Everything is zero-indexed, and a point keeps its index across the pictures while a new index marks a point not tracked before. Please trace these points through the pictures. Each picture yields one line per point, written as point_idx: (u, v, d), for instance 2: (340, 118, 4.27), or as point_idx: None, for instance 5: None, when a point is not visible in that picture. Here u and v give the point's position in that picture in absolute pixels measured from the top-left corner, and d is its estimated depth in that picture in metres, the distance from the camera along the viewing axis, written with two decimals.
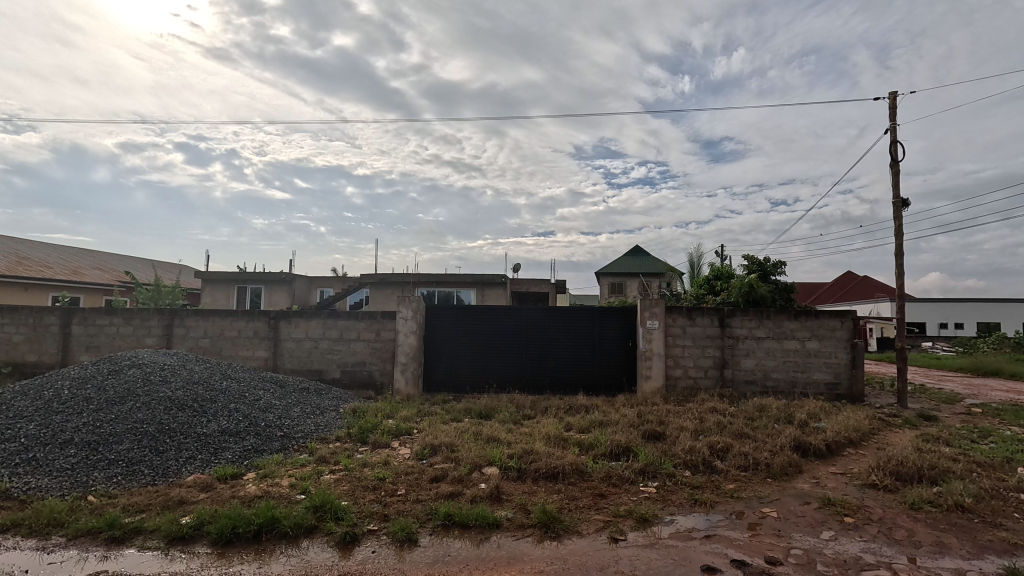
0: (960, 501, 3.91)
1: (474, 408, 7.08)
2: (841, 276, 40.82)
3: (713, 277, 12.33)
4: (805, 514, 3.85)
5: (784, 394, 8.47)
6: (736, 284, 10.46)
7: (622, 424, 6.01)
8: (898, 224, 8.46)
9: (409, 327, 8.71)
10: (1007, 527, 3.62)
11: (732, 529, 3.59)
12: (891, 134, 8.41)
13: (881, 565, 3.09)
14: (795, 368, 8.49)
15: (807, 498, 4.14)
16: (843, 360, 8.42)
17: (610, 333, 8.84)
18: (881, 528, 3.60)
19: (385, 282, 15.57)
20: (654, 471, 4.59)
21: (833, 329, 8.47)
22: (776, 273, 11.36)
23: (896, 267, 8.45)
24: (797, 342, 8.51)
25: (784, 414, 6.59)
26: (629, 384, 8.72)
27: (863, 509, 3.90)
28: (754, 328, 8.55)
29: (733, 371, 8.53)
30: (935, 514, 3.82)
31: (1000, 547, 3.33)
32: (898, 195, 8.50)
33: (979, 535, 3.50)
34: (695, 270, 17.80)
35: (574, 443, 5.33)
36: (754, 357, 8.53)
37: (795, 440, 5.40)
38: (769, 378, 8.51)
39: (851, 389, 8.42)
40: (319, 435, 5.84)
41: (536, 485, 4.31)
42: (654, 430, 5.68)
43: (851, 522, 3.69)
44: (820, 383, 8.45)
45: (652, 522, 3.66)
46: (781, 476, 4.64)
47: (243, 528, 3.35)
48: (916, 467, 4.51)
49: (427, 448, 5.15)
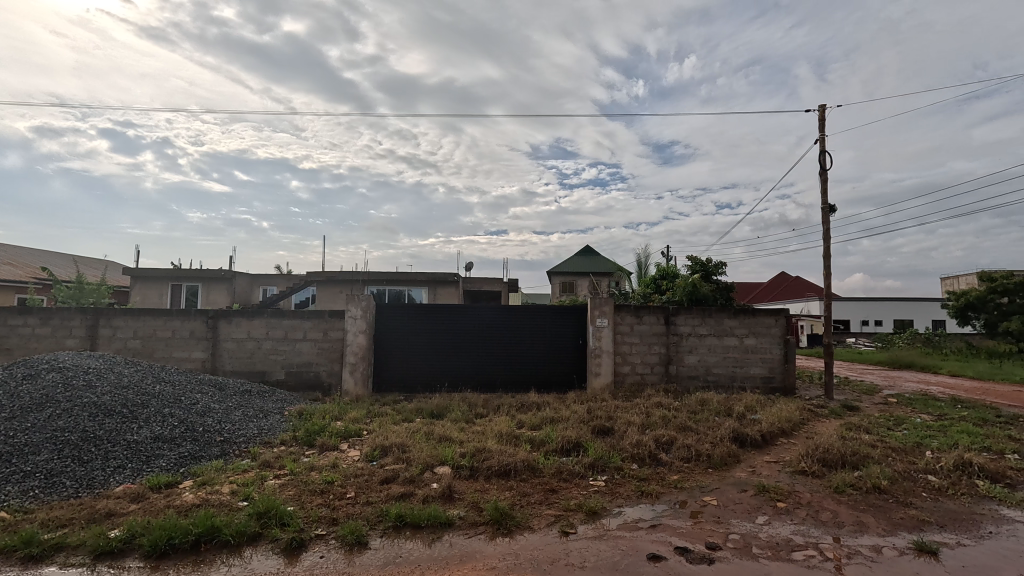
0: (877, 484, 4.27)
1: (425, 408, 7.01)
2: (775, 277, 42.91)
3: (659, 277, 12.81)
4: (742, 501, 4.08)
5: (724, 387, 8.92)
6: (680, 284, 10.94)
7: (572, 420, 6.15)
8: (827, 228, 9.09)
9: (358, 326, 8.51)
10: (915, 506, 3.99)
11: (676, 518, 3.75)
12: (820, 144, 9.04)
13: (809, 546, 3.32)
14: (734, 363, 8.96)
15: (745, 486, 4.39)
16: (777, 356, 8.98)
17: (561, 332, 8.98)
18: (809, 511, 3.87)
19: (334, 280, 15.17)
20: (603, 465, 4.72)
21: (768, 326, 9.00)
22: (718, 274, 11.95)
23: (824, 266, 9.08)
24: (736, 338, 8.98)
25: (724, 407, 6.94)
26: (580, 380, 8.93)
27: (794, 494, 4.18)
28: (697, 325, 8.95)
29: (677, 367, 8.88)
30: (856, 496, 4.15)
31: (911, 524, 3.67)
32: (826, 201, 9.13)
33: (893, 514, 3.84)
34: (642, 269, 18.44)
35: (526, 440, 5.39)
36: (697, 353, 8.93)
37: (733, 431, 5.70)
38: (711, 373, 8.93)
39: (784, 382, 9.00)
40: (262, 440, 5.60)
41: (488, 483, 4.33)
42: (603, 425, 5.84)
43: (783, 507, 3.95)
44: (757, 377, 8.97)
45: (601, 515, 3.77)
46: (721, 466, 4.90)
47: (179, 538, 3.18)
48: (840, 454, 4.89)
49: (378, 449, 5.06)
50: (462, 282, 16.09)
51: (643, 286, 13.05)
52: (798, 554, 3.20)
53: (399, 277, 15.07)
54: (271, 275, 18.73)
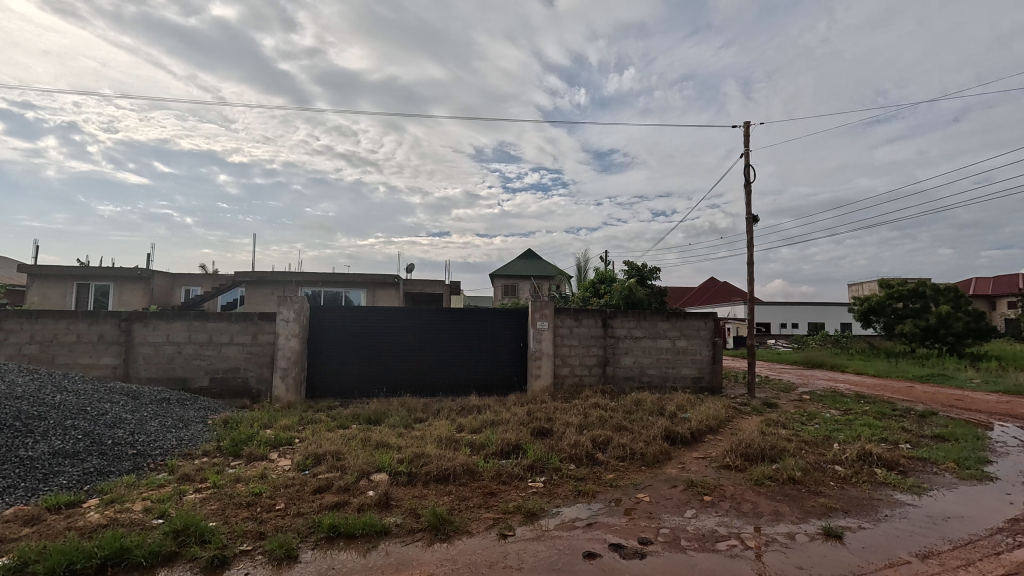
0: (792, 475, 4.61)
1: (361, 414, 6.81)
2: (704, 282, 45.34)
3: (597, 281, 13.19)
4: (672, 496, 4.27)
5: (657, 388, 9.30)
6: (617, 288, 11.32)
7: (512, 423, 6.19)
8: (750, 237, 9.72)
9: (291, 329, 8.14)
10: (824, 494, 4.35)
11: (611, 515, 3.86)
12: (745, 158, 9.67)
13: (732, 536, 3.53)
14: (666, 364, 9.36)
15: (675, 482, 4.60)
16: (705, 356, 9.49)
17: (502, 334, 9.02)
18: (733, 503, 4.11)
19: (265, 280, 14.43)
20: (542, 467, 4.78)
21: (698, 328, 9.49)
22: (652, 278, 12.46)
23: (747, 272, 9.70)
24: (669, 340, 9.40)
25: (657, 407, 7.24)
26: (520, 383, 9.01)
27: (719, 488, 4.43)
28: (633, 328, 9.28)
29: (614, 368, 9.17)
30: (774, 487, 4.46)
31: (820, 511, 3.99)
32: (750, 212, 9.77)
33: (805, 502, 4.15)
34: (581, 273, 18.90)
35: (466, 444, 5.36)
36: (633, 355, 9.26)
37: (665, 430, 5.96)
38: (645, 374, 9.29)
39: (711, 381, 9.53)
40: (181, 451, 5.21)
41: (427, 488, 4.27)
42: (542, 426, 5.92)
43: (709, 500, 4.17)
44: (687, 378, 9.43)
45: (539, 516, 3.82)
46: (653, 463, 5.10)
47: (82, 563, 2.89)
48: (760, 448, 5.23)
49: (311, 457, 4.85)
50: (402, 284, 15.79)
51: (582, 290, 13.37)
52: (722, 545, 3.39)
53: (335, 278, 14.57)
54: (194, 275, 17.57)
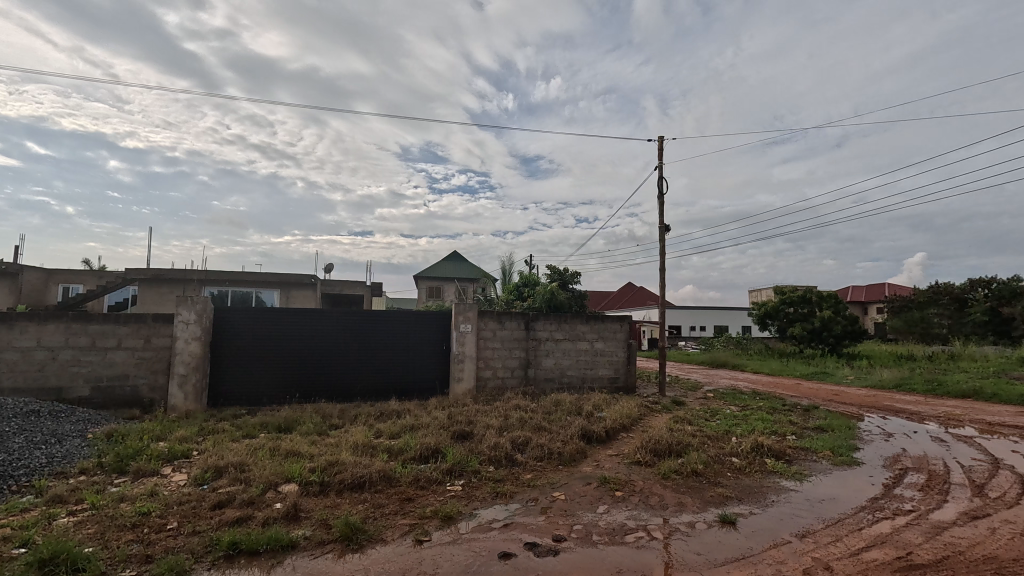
0: (695, 468, 4.95)
1: (271, 422, 6.41)
2: (623, 287, 47.53)
3: (521, 284, 13.41)
4: (586, 493, 4.43)
5: (576, 388, 9.61)
6: (540, 292, 11.58)
7: (432, 427, 6.11)
8: (663, 244, 10.34)
9: (191, 332, 7.49)
10: (722, 484, 4.72)
11: (528, 515, 3.93)
12: (659, 170, 10.28)
13: (639, 528, 3.72)
14: (585, 366, 9.70)
15: (589, 479, 4.78)
16: (621, 358, 9.95)
17: (424, 337, 8.89)
18: (641, 497, 4.34)
19: (162, 278, 13.20)
20: (461, 470, 4.77)
21: (614, 331, 9.92)
22: (573, 282, 12.87)
23: (660, 278, 10.31)
24: (588, 342, 9.75)
25: (575, 407, 7.48)
26: (442, 386, 8.93)
27: (629, 483, 4.66)
28: (554, 331, 9.53)
29: (535, 370, 9.35)
30: (678, 480, 4.76)
31: (717, 500, 4.32)
32: (662, 221, 10.39)
33: (705, 493, 4.48)
34: (507, 276, 19.10)
35: (383, 450, 5.22)
36: (553, 357, 9.50)
37: (582, 429, 6.17)
38: (565, 375, 9.57)
39: (626, 381, 10.01)
40: (52, 470, 4.62)
41: (340, 498, 4.10)
42: (463, 430, 5.90)
43: (620, 495, 4.38)
44: (604, 378, 9.83)
45: (456, 519, 3.80)
46: (570, 462, 5.27)
47: None
48: (667, 444, 5.57)
49: (211, 470, 4.50)
50: (320, 285, 15.09)
51: (506, 293, 13.51)
52: (630, 537, 3.56)
53: (244, 277, 13.62)
54: (75, 272, 15.68)
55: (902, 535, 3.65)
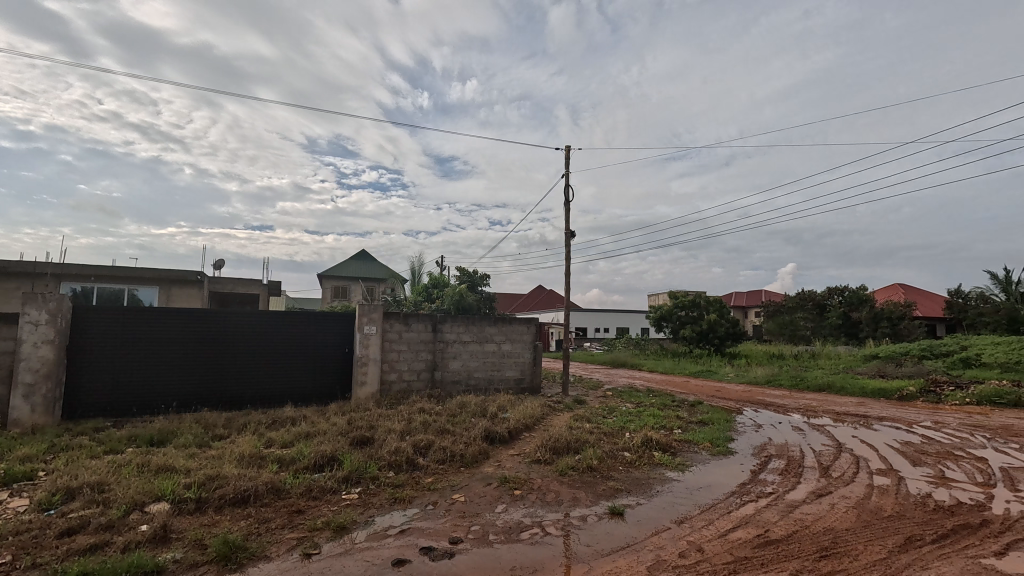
0: (590, 464, 5.21)
1: (141, 434, 5.75)
2: (534, 290, 48.76)
3: (430, 285, 13.26)
4: (485, 494, 4.48)
5: (482, 390, 9.68)
6: (449, 293, 11.53)
7: (330, 434, 5.84)
8: (568, 250, 10.76)
9: (41, 335, 6.51)
10: (613, 477, 5.01)
11: (426, 519, 3.90)
12: (566, 178, 10.70)
13: (535, 525, 3.84)
14: (492, 367, 9.81)
15: (489, 480, 4.84)
16: (527, 359, 10.19)
17: (324, 340, 8.48)
18: (539, 494, 4.48)
19: (7, 272, 11.33)
20: (358, 477, 4.61)
21: (521, 333, 10.13)
22: (483, 284, 12.98)
23: (565, 282, 10.71)
24: (495, 344, 9.87)
25: (480, 409, 7.53)
26: (342, 391, 8.58)
27: (528, 481, 4.79)
28: (462, 333, 9.53)
29: (442, 373, 9.28)
30: (574, 476, 4.98)
31: (608, 493, 4.58)
32: (568, 227, 10.82)
33: (598, 487, 4.73)
34: (417, 277, 18.78)
35: (273, 460, 4.90)
36: (460, 359, 9.50)
37: (486, 430, 6.23)
38: (472, 377, 9.61)
39: (532, 382, 10.27)
40: None
41: (220, 514, 3.79)
42: (362, 435, 5.70)
43: (518, 494, 4.48)
44: (510, 379, 10.01)
45: (350, 528, 3.67)
46: (471, 464, 5.30)
47: None
48: (566, 441, 5.80)
49: (61, 493, 3.94)
50: (208, 282, 13.81)
51: (414, 294, 13.28)
52: (525, 534, 3.67)
53: (114, 272, 12.09)
54: None
55: (761, 515, 4.11)
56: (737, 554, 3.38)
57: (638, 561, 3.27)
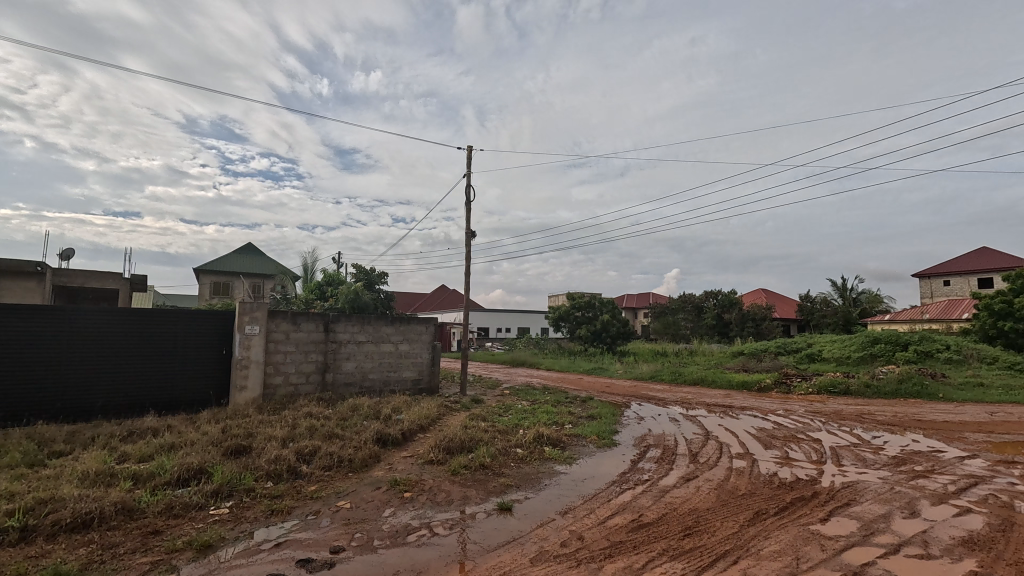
0: (482, 462, 5.27)
1: None
2: (436, 289, 48.25)
3: (324, 283, 12.59)
4: (373, 498, 4.34)
5: (377, 392, 9.38)
6: (343, 291, 11.01)
7: (199, 444, 5.30)
8: (469, 250, 10.79)
9: None
10: (505, 474, 5.11)
11: (306, 530, 3.68)
12: (467, 178, 10.72)
13: (423, 526, 3.80)
14: (388, 368, 9.54)
15: (378, 484, 4.70)
16: (425, 359, 10.05)
17: (197, 340, 7.68)
18: (429, 496, 4.44)
19: None
20: (230, 490, 4.23)
21: (419, 333, 9.96)
22: (380, 283, 12.59)
23: (465, 282, 10.73)
24: (392, 344, 9.61)
25: (373, 411, 7.29)
26: (218, 396, 7.82)
27: (419, 483, 4.72)
28: (356, 332, 9.16)
29: (334, 375, 8.84)
30: (466, 474, 5.01)
31: (498, 489, 4.66)
32: (469, 227, 10.86)
33: (489, 484, 4.80)
34: (310, 274, 17.70)
35: (126, 477, 4.33)
36: (354, 360, 9.12)
37: (377, 433, 6.04)
38: (366, 379, 9.26)
39: (429, 382, 10.15)
40: None
41: (53, 544, 3.27)
42: (238, 444, 5.25)
43: (408, 496, 4.40)
44: (407, 380, 9.81)
45: (217, 547, 3.36)
46: (360, 468, 5.11)
47: None
48: (460, 441, 5.81)
49: None
50: (51, 275, 11.88)
51: (306, 291, 12.51)
52: (412, 536, 3.61)
53: None
54: None
55: (637, 501, 4.44)
56: (612, 538, 3.62)
57: (522, 554, 3.37)
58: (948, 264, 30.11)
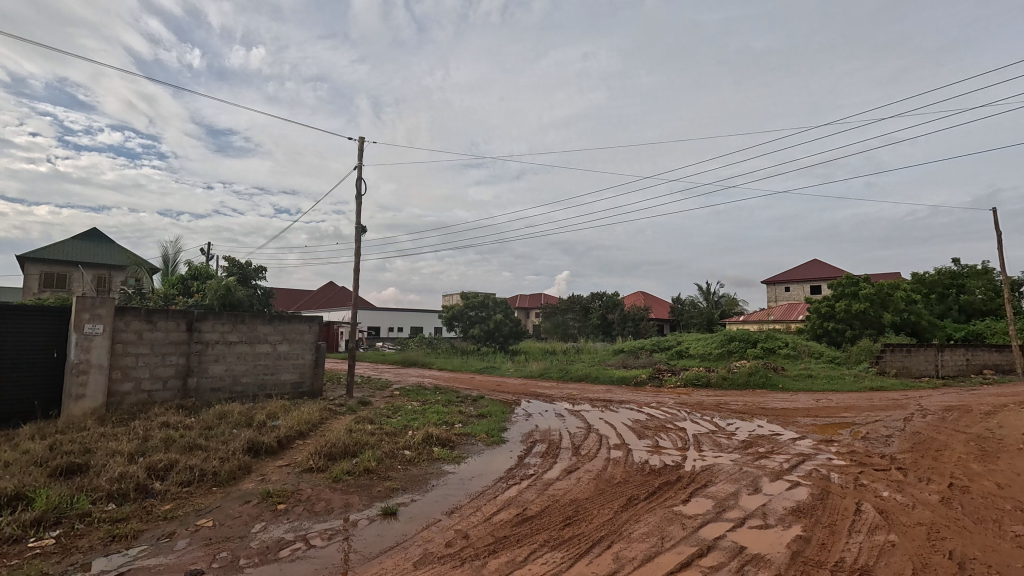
0: (367, 466, 5.07)
1: None
2: (323, 286, 45.56)
3: (188, 277, 11.27)
4: (241, 513, 3.97)
5: (251, 397, 8.59)
6: (212, 286, 9.93)
7: (16, 465, 4.44)
8: (359, 246, 10.32)
9: None
10: (390, 477, 4.97)
11: (157, 555, 3.25)
12: (358, 171, 10.25)
13: (298, 539, 3.55)
14: (264, 371, 8.80)
15: (248, 497, 4.30)
16: (308, 361, 9.43)
17: (15, 340, 6.39)
18: (306, 506, 4.16)
19: None
20: (57, 517, 3.60)
21: (301, 332, 9.33)
22: (257, 278, 11.57)
23: (353, 279, 10.25)
24: (269, 345, 8.89)
25: (245, 418, 6.67)
26: (44, 407, 6.55)
27: (295, 493, 4.40)
28: (226, 332, 8.32)
29: (198, 379, 7.93)
30: (349, 481, 4.78)
31: (383, 494, 4.51)
32: (359, 222, 10.39)
33: (373, 489, 4.62)
34: (171, 266, 15.75)
35: None
36: (224, 362, 8.26)
37: (249, 442, 5.54)
38: (238, 383, 8.44)
39: (312, 385, 9.54)
40: None
41: None
42: (70, 463, 4.48)
43: (282, 508, 4.09)
44: (286, 383, 9.12)
45: None
46: (227, 482, 4.64)
47: None
48: (343, 446, 5.53)
49: None
50: None
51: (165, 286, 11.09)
52: (285, 551, 3.36)
53: None
54: None
55: (522, 496, 4.56)
56: (497, 534, 3.68)
57: (405, 558, 3.29)
58: (788, 273, 35.11)
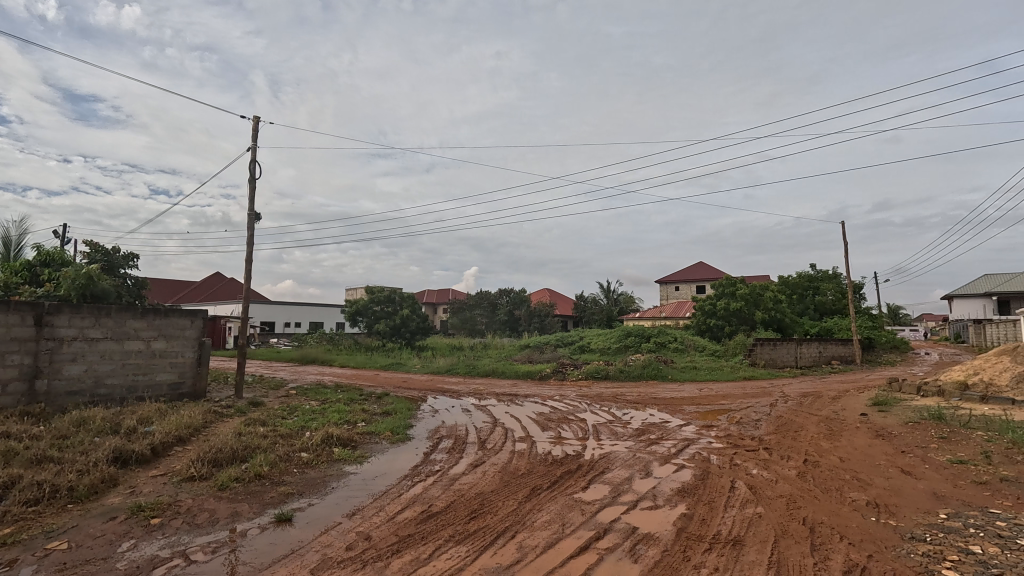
0: (258, 472, 4.71)
1: None
2: (208, 277, 41.45)
3: (36, 263, 9.68)
4: (104, 532, 3.50)
5: (117, 401, 7.59)
6: (69, 275, 8.60)
7: None
8: (251, 234, 9.53)
9: None
10: (285, 482, 4.66)
11: None
12: (251, 152, 9.44)
13: (175, 556, 3.21)
14: (134, 371, 7.83)
15: (113, 513, 3.80)
16: (189, 359, 8.55)
17: None
18: (185, 518, 3.77)
19: None
20: None
21: (181, 328, 8.47)
22: (126, 266, 10.24)
23: (244, 270, 9.44)
24: (141, 342, 7.96)
25: (109, 424, 5.87)
26: None
27: (173, 505, 3.97)
28: (87, 328, 7.28)
29: (49, 382, 6.82)
30: (237, 488, 4.41)
31: (277, 500, 4.22)
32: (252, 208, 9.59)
33: (265, 495, 4.31)
34: (12, 250, 13.41)
35: None
36: (83, 362, 7.20)
37: (115, 451, 4.89)
38: (101, 386, 7.41)
39: (193, 386, 8.66)
40: None
41: None
42: None
43: (156, 523, 3.67)
44: (162, 385, 8.19)
45: None
46: (86, 498, 4.07)
47: None
48: (231, 450, 5.10)
49: None
50: None
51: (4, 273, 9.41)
52: (159, 570, 3.02)
53: None
54: None
55: (427, 492, 4.51)
56: (401, 533, 3.61)
57: (301, 566, 3.11)
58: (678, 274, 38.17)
